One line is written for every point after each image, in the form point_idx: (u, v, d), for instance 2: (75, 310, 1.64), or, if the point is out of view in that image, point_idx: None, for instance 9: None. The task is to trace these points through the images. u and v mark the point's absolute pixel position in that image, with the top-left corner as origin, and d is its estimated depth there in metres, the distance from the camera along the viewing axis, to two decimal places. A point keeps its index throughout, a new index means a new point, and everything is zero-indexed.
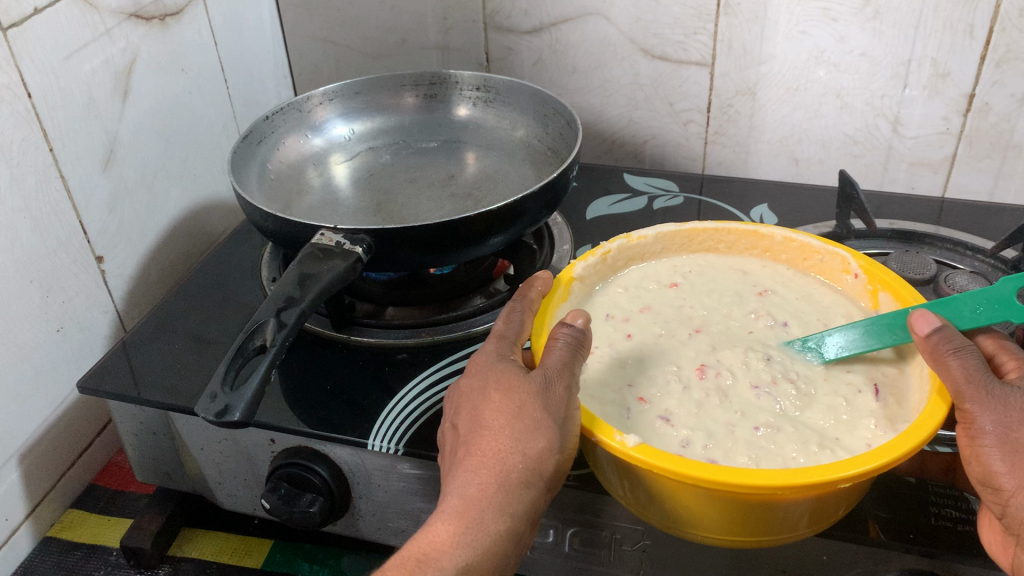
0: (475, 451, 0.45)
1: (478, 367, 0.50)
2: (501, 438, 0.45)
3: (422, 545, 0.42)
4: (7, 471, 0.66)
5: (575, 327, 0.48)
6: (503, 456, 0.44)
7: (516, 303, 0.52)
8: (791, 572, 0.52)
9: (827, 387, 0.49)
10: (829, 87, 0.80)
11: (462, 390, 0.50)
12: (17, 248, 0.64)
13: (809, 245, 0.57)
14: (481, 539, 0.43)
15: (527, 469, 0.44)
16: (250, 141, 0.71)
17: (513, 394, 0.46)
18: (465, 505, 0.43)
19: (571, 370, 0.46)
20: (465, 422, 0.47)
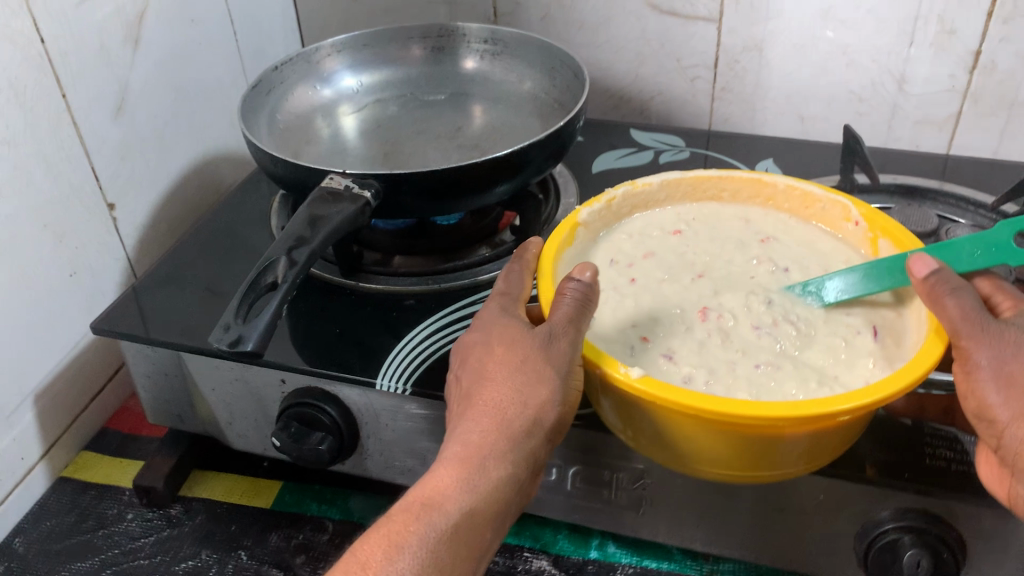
0: (477, 403, 0.46)
1: (482, 320, 0.51)
2: (503, 389, 0.46)
3: (426, 492, 0.42)
4: (22, 412, 0.68)
5: (582, 281, 0.48)
6: (505, 407, 0.45)
7: (515, 262, 0.54)
8: (786, 511, 0.54)
9: (827, 328, 0.51)
10: (835, 44, 0.80)
11: (464, 345, 0.50)
12: (30, 192, 0.65)
13: (811, 193, 0.57)
14: (484, 484, 0.43)
15: (528, 419, 0.45)
16: (261, 90, 0.72)
17: (515, 348, 0.47)
18: (468, 452, 0.44)
19: (578, 324, 0.47)
20: (466, 378, 0.48)
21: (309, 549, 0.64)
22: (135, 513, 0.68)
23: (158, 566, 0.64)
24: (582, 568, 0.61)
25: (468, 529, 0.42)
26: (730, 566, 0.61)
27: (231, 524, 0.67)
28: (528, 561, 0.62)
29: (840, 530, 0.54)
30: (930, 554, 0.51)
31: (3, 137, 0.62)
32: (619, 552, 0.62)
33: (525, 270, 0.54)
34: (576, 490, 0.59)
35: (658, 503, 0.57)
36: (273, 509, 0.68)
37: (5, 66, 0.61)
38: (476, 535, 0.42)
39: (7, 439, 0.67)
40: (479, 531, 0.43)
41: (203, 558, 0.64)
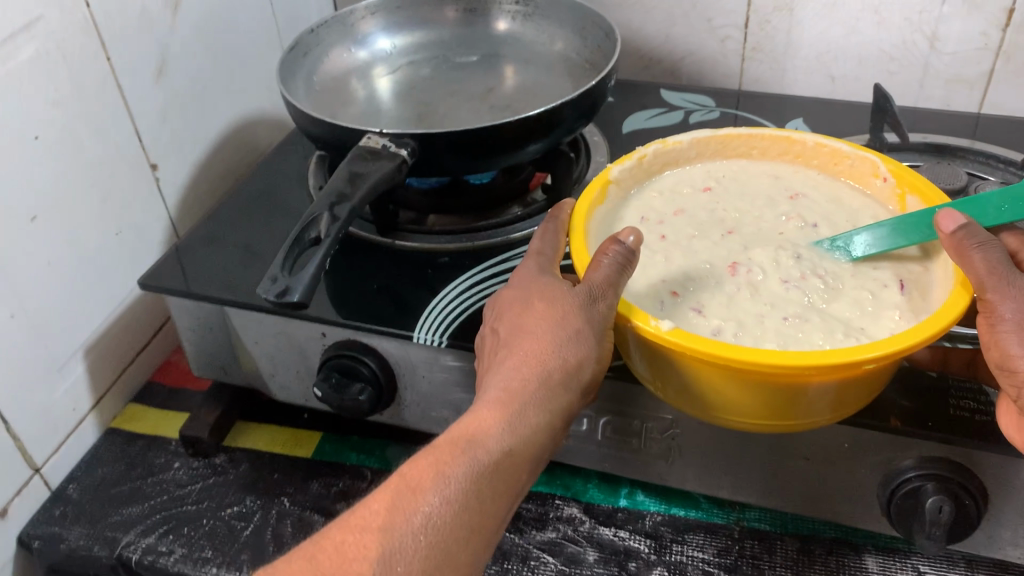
0: (517, 352, 0.48)
1: (520, 278, 0.53)
2: (543, 341, 0.48)
3: (469, 427, 0.44)
4: (73, 364, 0.71)
5: (624, 245, 0.49)
6: (544, 358, 0.47)
7: (549, 222, 0.56)
8: (811, 459, 0.56)
9: (854, 283, 0.52)
10: (866, 2, 0.80)
11: (504, 298, 0.52)
12: (78, 152, 0.67)
13: (839, 150, 0.58)
14: (522, 428, 0.45)
15: (567, 372, 0.47)
16: (298, 52, 0.73)
17: (554, 304, 0.49)
18: (509, 396, 0.46)
19: (616, 285, 0.48)
20: (504, 330, 0.50)
21: (349, 496, 0.67)
22: (182, 462, 0.71)
23: (205, 511, 0.66)
24: (612, 515, 0.63)
25: (507, 467, 0.44)
26: (756, 514, 0.63)
27: (273, 472, 0.70)
28: (560, 508, 0.64)
29: (864, 479, 0.56)
30: (952, 499, 0.52)
31: (53, 99, 0.64)
32: (648, 501, 0.64)
33: (558, 232, 0.55)
34: (607, 440, 0.61)
35: (687, 452, 0.59)
36: (314, 458, 0.71)
37: (53, 29, 0.63)
38: (513, 473, 0.44)
39: (60, 390, 0.70)
40: (516, 469, 0.45)
41: (248, 504, 0.67)
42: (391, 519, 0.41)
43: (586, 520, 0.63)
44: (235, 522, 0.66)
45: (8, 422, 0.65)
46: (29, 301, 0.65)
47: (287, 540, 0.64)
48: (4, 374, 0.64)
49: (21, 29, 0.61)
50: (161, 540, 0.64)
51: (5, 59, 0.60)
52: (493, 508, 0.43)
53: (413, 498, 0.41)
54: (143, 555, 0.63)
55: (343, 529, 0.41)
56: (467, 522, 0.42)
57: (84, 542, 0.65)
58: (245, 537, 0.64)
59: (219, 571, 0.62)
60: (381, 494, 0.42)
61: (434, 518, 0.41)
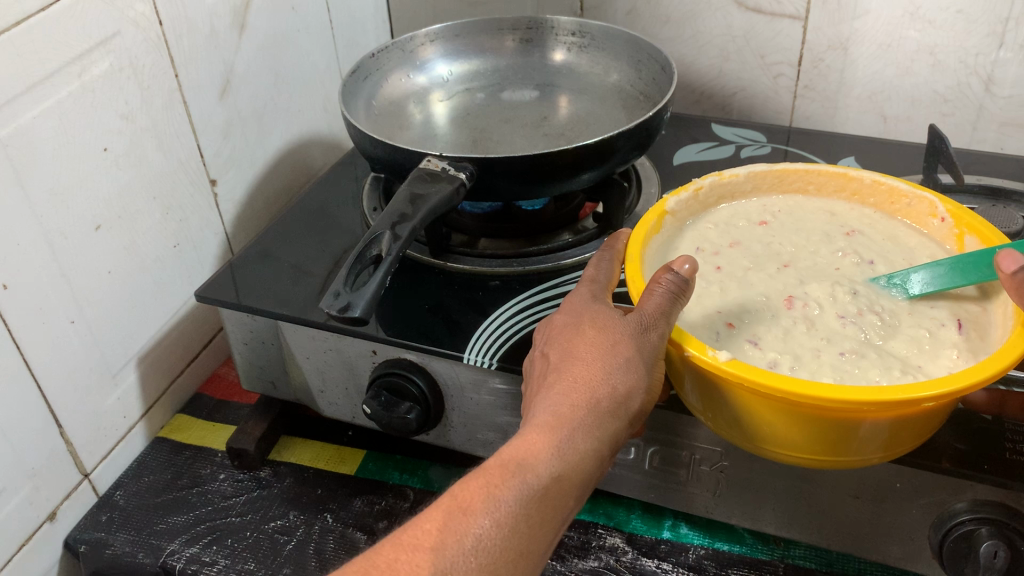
0: (566, 378, 0.48)
1: (572, 305, 0.53)
2: (593, 368, 0.48)
3: (519, 451, 0.45)
4: (126, 373, 0.72)
5: (678, 274, 0.49)
6: (594, 384, 0.47)
7: (603, 251, 0.56)
8: (862, 498, 0.55)
9: (911, 320, 0.52)
10: (921, 44, 0.80)
11: (555, 325, 0.53)
12: (143, 166, 0.69)
13: (897, 188, 0.58)
14: (571, 455, 0.45)
15: (616, 400, 0.47)
16: (359, 77, 0.75)
17: (605, 332, 0.50)
18: (558, 421, 0.46)
19: (668, 315, 0.48)
20: (554, 356, 0.50)
21: (391, 515, 0.67)
22: (227, 474, 0.72)
23: (249, 524, 0.67)
24: (655, 546, 0.63)
25: (555, 493, 0.44)
26: (802, 552, 0.62)
27: (316, 487, 0.70)
28: (602, 537, 0.64)
29: (914, 520, 0.55)
30: (1007, 544, 0.51)
31: (122, 113, 0.66)
32: (691, 534, 0.64)
33: (613, 261, 0.56)
34: (653, 470, 0.61)
35: (735, 485, 0.58)
36: (357, 475, 0.71)
37: (127, 46, 0.65)
38: (560, 499, 0.45)
39: (113, 397, 0.71)
40: (563, 495, 0.45)
41: (291, 519, 0.67)
42: (443, 540, 0.41)
43: (628, 551, 0.63)
44: (278, 535, 0.66)
45: (62, 425, 0.67)
46: (89, 308, 0.67)
47: (329, 556, 0.64)
48: (60, 378, 0.65)
49: (97, 45, 0.63)
50: (205, 550, 0.65)
51: (80, 73, 0.62)
52: (540, 534, 0.43)
53: (463, 520, 0.42)
54: (186, 564, 0.63)
55: (395, 547, 0.41)
56: (515, 546, 0.42)
57: (130, 548, 0.65)
58: (288, 551, 0.65)
59: None
60: (432, 515, 0.42)
61: (484, 541, 0.41)
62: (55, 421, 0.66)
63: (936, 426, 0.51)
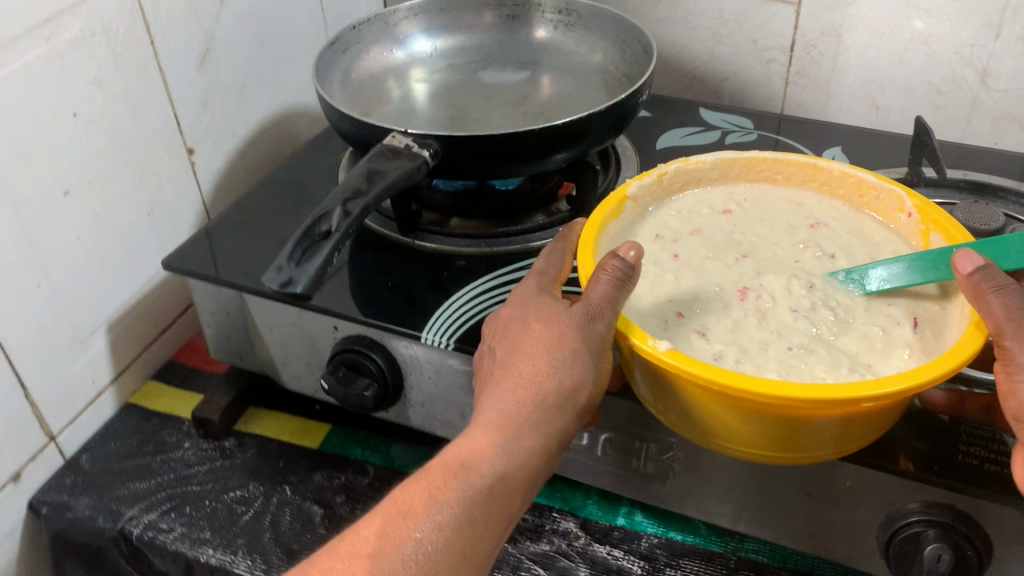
0: (512, 373, 0.48)
1: (519, 297, 0.52)
2: (539, 363, 0.47)
3: (462, 451, 0.44)
4: (95, 338, 0.73)
5: (624, 261, 0.48)
6: (539, 379, 0.47)
7: (556, 243, 0.55)
8: (812, 495, 0.55)
9: (865, 317, 0.50)
10: (916, 33, 0.78)
11: (502, 318, 0.52)
12: (116, 132, 0.69)
13: (866, 181, 0.56)
14: (517, 452, 0.45)
15: (562, 394, 0.47)
16: (336, 49, 0.74)
17: (552, 324, 0.49)
18: (503, 419, 0.46)
19: (615, 304, 0.47)
20: (501, 351, 0.50)
21: (349, 490, 0.67)
22: (192, 442, 0.72)
23: (209, 492, 0.67)
24: (608, 532, 0.63)
25: (500, 492, 0.44)
26: (756, 546, 0.61)
27: (279, 460, 0.70)
28: (556, 521, 0.64)
29: (864, 518, 0.55)
30: (952, 549, 0.51)
31: (93, 78, 0.66)
32: (646, 522, 0.63)
33: (565, 253, 0.55)
34: (605, 457, 0.60)
35: (687, 477, 0.58)
36: (320, 449, 0.71)
37: (99, 12, 0.65)
38: (505, 497, 0.44)
39: (81, 362, 0.72)
40: (509, 493, 0.45)
41: (250, 489, 0.68)
42: (381, 547, 0.41)
43: (581, 536, 0.63)
44: (236, 505, 0.66)
45: (27, 388, 0.67)
46: (56, 273, 0.67)
47: (284, 528, 0.64)
48: (25, 341, 0.66)
49: (66, 9, 0.62)
50: (163, 517, 0.65)
51: (49, 37, 0.61)
52: (485, 534, 0.43)
53: (402, 525, 0.42)
54: (143, 531, 0.64)
55: (333, 554, 0.41)
56: (458, 548, 0.42)
57: (90, 512, 0.66)
58: (244, 521, 0.65)
59: (215, 553, 0.63)
60: (371, 520, 0.43)
61: (425, 545, 0.41)
62: (21, 383, 0.66)
63: (891, 421, 0.51)
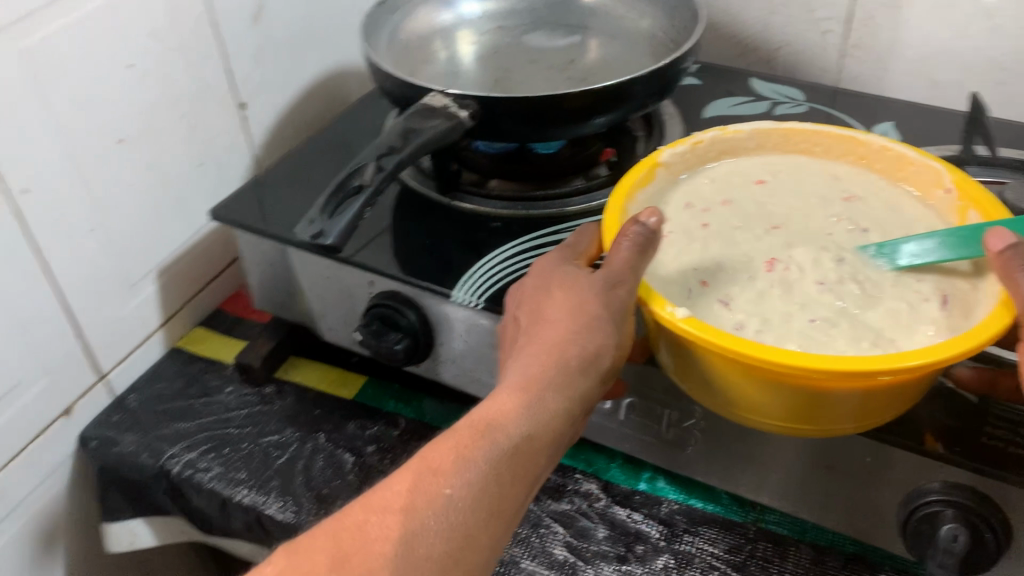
0: (537, 340, 0.48)
1: (541, 268, 0.53)
2: (564, 328, 0.48)
3: (489, 412, 0.45)
4: (145, 284, 0.76)
5: (645, 226, 0.48)
6: (563, 344, 0.47)
7: (589, 226, 0.55)
8: (832, 470, 0.55)
9: (893, 292, 0.50)
10: (980, 6, 0.76)
11: (525, 290, 0.52)
12: (169, 84, 0.71)
13: (905, 155, 0.55)
14: (543, 414, 0.45)
15: (587, 357, 0.47)
16: (385, 8, 0.74)
17: (573, 292, 0.49)
18: (529, 382, 0.46)
19: (636, 269, 0.48)
20: (525, 319, 0.50)
21: (380, 441, 0.69)
22: (233, 387, 0.75)
23: (247, 436, 0.70)
24: (629, 496, 0.64)
25: (527, 452, 0.44)
26: (776, 517, 0.61)
27: (315, 408, 0.72)
28: (578, 483, 0.65)
29: (883, 496, 0.54)
30: (968, 530, 0.50)
31: (148, 31, 0.68)
32: (667, 488, 0.64)
33: (594, 234, 0.55)
34: (627, 421, 0.60)
35: (708, 446, 0.58)
36: (355, 400, 0.73)
37: None
38: (532, 458, 0.44)
39: (132, 305, 0.75)
40: (536, 454, 0.45)
41: (286, 435, 0.70)
42: (412, 502, 0.41)
43: (602, 498, 0.64)
44: (271, 449, 0.69)
45: (79, 327, 0.70)
46: (108, 219, 0.70)
47: (315, 473, 0.66)
48: (78, 282, 0.69)
49: None
50: (202, 457, 0.68)
51: None
52: (512, 493, 0.43)
53: (432, 482, 0.42)
54: (183, 469, 0.67)
55: (364, 509, 0.41)
56: (488, 505, 0.42)
57: (135, 448, 0.69)
58: (278, 465, 0.67)
59: (248, 494, 0.65)
60: (401, 477, 0.42)
61: (455, 501, 0.41)
62: (73, 322, 0.70)
63: (918, 395, 0.51)
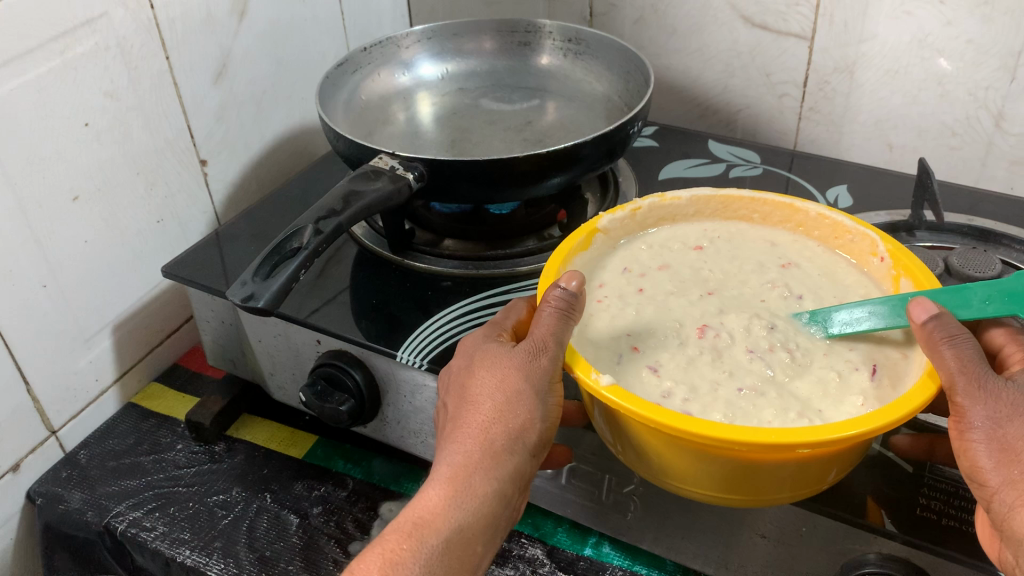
0: (461, 424, 0.48)
1: (466, 345, 0.52)
2: (485, 409, 0.47)
3: (417, 512, 0.45)
4: (100, 339, 0.76)
5: (567, 291, 0.49)
6: (486, 425, 0.47)
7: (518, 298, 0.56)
8: (770, 538, 0.55)
9: (823, 361, 0.50)
10: (930, 72, 0.77)
11: (453, 369, 0.52)
12: (127, 142, 0.72)
13: (841, 223, 0.56)
14: (471, 503, 0.45)
15: (512, 436, 0.47)
16: (345, 69, 0.76)
17: (495, 367, 0.49)
18: (454, 472, 0.46)
19: (559, 336, 0.48)
20: (452, 402, 0.50)
21: (327, 501, 0.68)
22: (184, 444, 0.74)
23: (194, 494, 0.69)
24: (573, 562, 0.63)
25: (458, 545, 0.44)
26: None
27: (264, 467, 0.72)
28: (523, 547, 0.64)
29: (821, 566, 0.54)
30: None
31: (106, 90, 0.69)
32: (613, 554, 0.63)
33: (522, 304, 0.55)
34: (570, 485, 0.61)
35: (648, 511, 0.58)
36: (304, 459, 0.73)
37: (115, 27, 0.68)
38: (465, 551, 0.44)
39: (85, 360, 0.75)
40: (469, 546, 0.45)
41: (232, 494, 0.69)
42: None
43: (546, 563, 0.63)
44: (217, 509, 0.68)
45: (30, 382, 0.70)
46: (61, 274, 0.70)
47: (259, 535, 0.66)
48: (29, 337, 0.69)
49: (82, 24, 0.66)
50: (147, 516, 0.67)
51: (64, 49, 0.64)
52: None
53: None
54: (127, 527, 0.66)
55: None
56: None
57: (81, 505, 0.69)
58: (222, 525, 0.66)
59: (191, 554, 0.64)
60: None
61: None
62: (22, 377, 0.69)
63: (855, 462, 0.50)
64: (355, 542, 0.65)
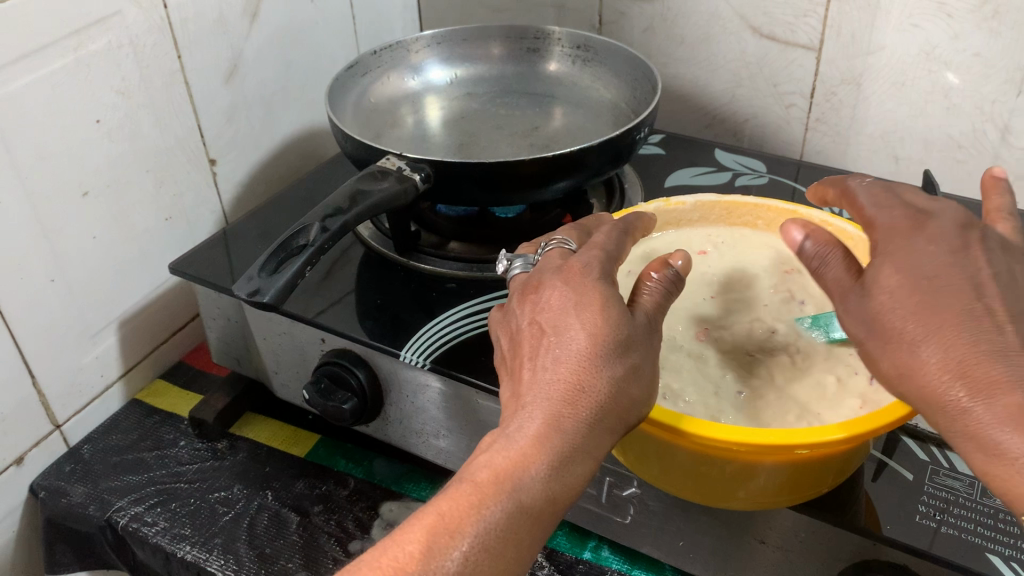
0: (566, 368, 0.42)
1: (562, 279, 0.46)
2: (595, 363, 0.42)
3: (512, 464, 0.40)
4: (106, 335, 0.76)
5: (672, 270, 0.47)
6: (595, 381, 0.42)
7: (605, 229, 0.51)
8: (770, 544, 0.54)
9: (823, 365, 0.49)
10: (936, 84, 0.77)
11: (548, 296, 0.46)
12: (138, 139, 0.73)
13: (844, 231, 0.56)
14: (570, 465, 0.41)
15: (621, 400, 0.42)
16: (354, 72, 0.77)
17: (601, 323, 0.43)
18: (558, 425, 0.41)
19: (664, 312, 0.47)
20: (549, 333, 0.44)
21: (328, 500, 0.69)
22: (187, 441, 0.74)
23: (195, 491, 0.69)
24: (573, 565, 0.63)
25: (547, 509, 0.40)
26: None
27: (265, 466, 0.72)
28: None
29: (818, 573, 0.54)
30: None
31: (118, 88, 0.69)
32: (612, 558, 0.63)
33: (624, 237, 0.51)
34: None
35: (647, 515, 0.58)
36: (306, 459, 0.73)
37: (127, 25, 0.69)
38: (552, 515, 0.40)
39: (90, 355, 0.75)
40: (556, 510, 0.40)
41: (234, 491, 0.69)
42: None
43: (545, 566, 0.63)
44: (218, 506, 0.68)
45: (36, 376, 0.70)
46: (70, 269, 0.70)
47: (259, 532, 0.66)
48: (36, 331, 0.69)
49: (95, 22, 0.66)
50: (148, 511, 0.67)
51: (77, 46, 0.65)
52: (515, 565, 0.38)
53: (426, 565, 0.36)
54: (128, 522, 0.66)
55: None
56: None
57: (82, 499, 0.69)
58: (223, 522, 0.66)
59: (191, 550, 0.64)
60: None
61: None
62: (28, 371, 0.70)
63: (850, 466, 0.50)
64: (356, 541, 0.65)
